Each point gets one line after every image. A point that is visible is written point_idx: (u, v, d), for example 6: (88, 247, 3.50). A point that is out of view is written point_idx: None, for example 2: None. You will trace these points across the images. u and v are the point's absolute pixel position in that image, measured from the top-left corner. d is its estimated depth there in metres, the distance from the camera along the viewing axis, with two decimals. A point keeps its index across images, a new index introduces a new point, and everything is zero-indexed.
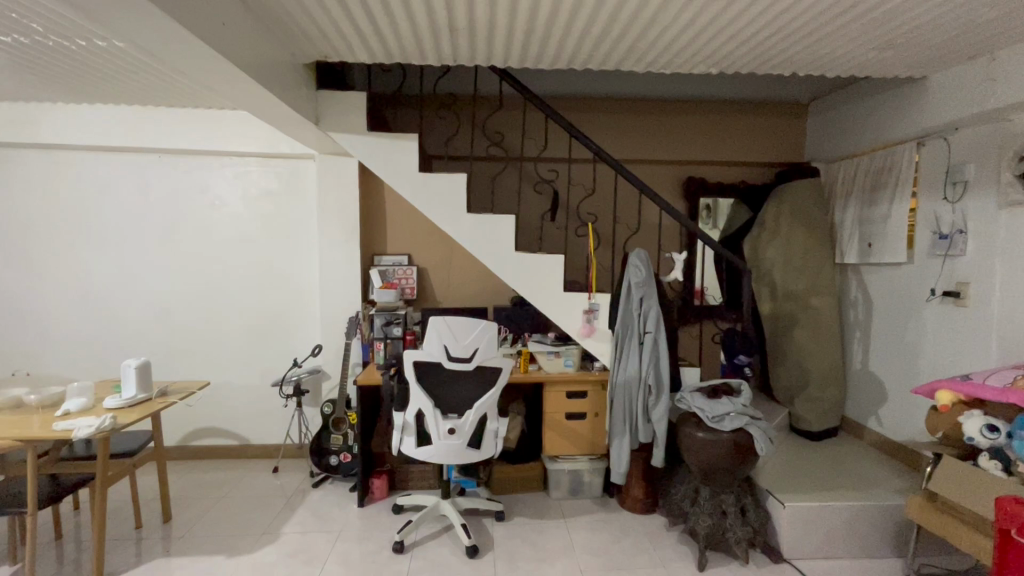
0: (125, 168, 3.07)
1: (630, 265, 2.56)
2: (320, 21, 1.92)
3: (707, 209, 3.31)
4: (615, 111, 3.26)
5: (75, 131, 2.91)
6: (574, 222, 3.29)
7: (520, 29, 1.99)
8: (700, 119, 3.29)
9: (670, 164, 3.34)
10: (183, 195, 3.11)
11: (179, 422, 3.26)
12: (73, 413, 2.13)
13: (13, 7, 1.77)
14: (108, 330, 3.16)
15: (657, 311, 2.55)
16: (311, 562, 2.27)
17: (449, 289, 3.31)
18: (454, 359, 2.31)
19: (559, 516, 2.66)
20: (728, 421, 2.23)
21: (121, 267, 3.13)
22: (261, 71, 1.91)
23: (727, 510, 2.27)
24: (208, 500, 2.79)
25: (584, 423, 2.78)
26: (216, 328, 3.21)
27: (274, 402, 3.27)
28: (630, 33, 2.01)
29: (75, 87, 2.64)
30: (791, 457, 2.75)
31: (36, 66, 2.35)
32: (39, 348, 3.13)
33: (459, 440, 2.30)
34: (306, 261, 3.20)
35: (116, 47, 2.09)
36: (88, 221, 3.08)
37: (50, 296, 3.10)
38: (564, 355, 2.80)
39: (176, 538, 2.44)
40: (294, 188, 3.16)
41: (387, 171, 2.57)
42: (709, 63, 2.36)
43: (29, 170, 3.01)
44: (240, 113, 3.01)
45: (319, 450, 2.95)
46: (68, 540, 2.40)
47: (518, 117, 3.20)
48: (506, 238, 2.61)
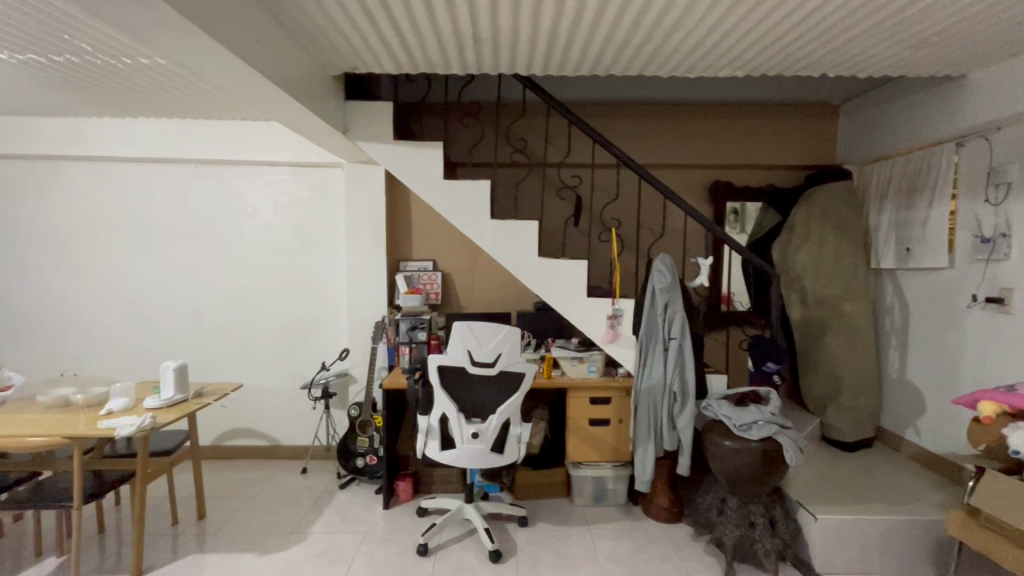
0: (164, 179, 3.21)
1: (654, 270, 2.54)
2: (348, 34, 1.98)
3: (735, 213, 3.27)
4: (639, 116, 3.24)
5: (120, 145, 3.08)
6: (597, 229, 3.28)
7: (543, 36, 2.02)
8: (726, 123, 3.25)
9: (695, 168, 3.30)
10: (218, 203, 3.24)
11: (212, 423, 3.37)
12: (116, 412, 2.24)
13: (65, 29, 1.89)
14: (148, 334, 3.30)
15: (682, 317, 2.53)
16: (339, 562, 2.32)
17: (472, 294, 3.33)
18: (477, 363, 2.33)
19: (583, 523, 2.65)
20: (756, 430, 2.20)
21: (160, 271, 3.26)
22: (292, 84, 1.99)
23: (755, 521, 2.23)
24: (240, 498, 2.87)
25: (608, 429, 2.76)
26: (248, 332, 3.31)
27: (303, 405, 3.36)
28: (654, 37, 2.01)
29: (119, 103, 2.78)
30: (822, 467, 2.68)
31: (83, 84, 2.49)
32: (85, 350, 3.29)
33: (482, 445, 2.31)
34: (334, 267, 3.28)
35: (158, 65, 2.21)
36: (130, 228, 3.23)
37: (95, 300, 3.27)
38: (588, 361, 2.77)
39: (210, 535, 2.53)
40: (322, 196, 3.25)
41: (412, 178, 2.62)
42: (734, 66, 2.34)
43: (77, 182, 3.19)
44: (271, 125, 3.12)
45: (346, 452, 3.02)
46: (110, 533, 2.52)
47: (541, 123, 3.21)
48: (530, 243, 2.63)
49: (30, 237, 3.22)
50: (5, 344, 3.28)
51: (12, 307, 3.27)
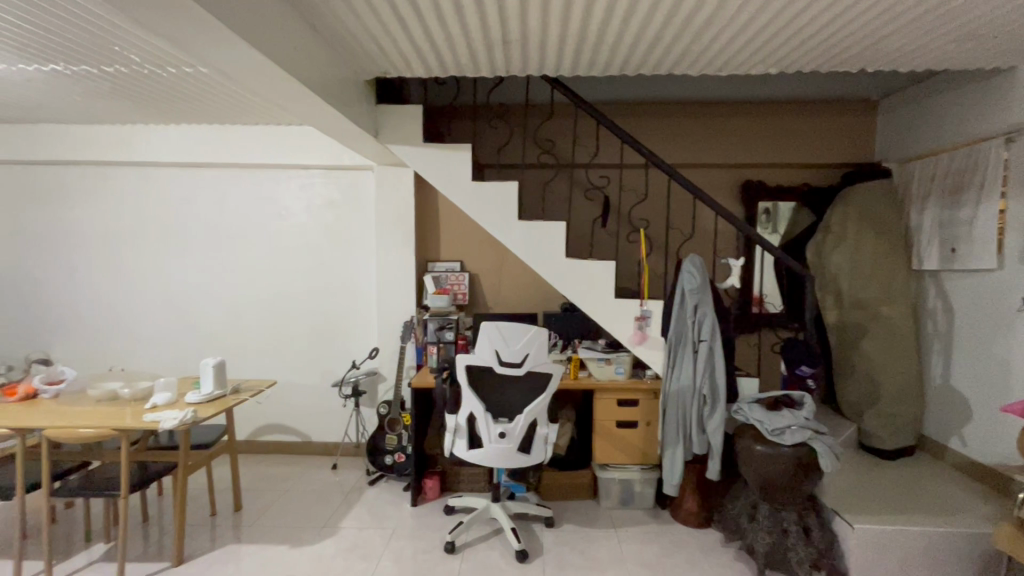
0: (203, 183, 3.34)
1: (683, 272, 2.52)
2: (380, 40, 2.03)
3: (767, 213, 3.19)
4: (668, 115, 3.20)
5: (163, 150, 3.22)
6: (626, 228, 3.26)
7: (572, 37, 2.02)
8: (758, 121, 3.19)
9: (726, 167, 3.23)
10: (254, 206, 3.35)
11: (247, 418, 3.48)
12: (160, 407, 2.34)
13: (116, 41, 1.99)
14: (187, 332, 3.43)
15: (712, 319, 2.49)
16: (369, 557, 2.36)
17: (499, 295, 3.35)
18: (505, 363, 2.34)
19: (610, 526, 2.63)
20: (789, 434, 2.15)
21: (199, 272, 3.39)
22: (326, 90, 2.04)
23: (788, 528, 2.18)
24: (274, 492, 2.96)
25: (636, 432, 2.74)
26: (281, 331, 3.41)
27: (334, 402, 3.44)
28: (684, 36, 2.00)
29: (164, 111, 2.91)
30: (859, 475, 2.59)
31: (131, 93, 2.61)
32: (131, 346, 3.45)
33: (509, 444, 2.32)
34: (364, 267, 3.35)
35: (201, 73, 2.30)
36: (172, 230, 3.37)
37: (139, 299, 3.42)
38: (615, 363, 2.75)
39: (245, 526, 2.61)
40: (353, 198, 3.32)
41: (441, 179, 2.66)
42: (768, 64, 2.30)
43: (124, 186, 3.35)
44: (305, 129, 3.20)
45: (375, 449, 3.07)
46: (153, 522, 2.63)
47: (569, 124, 3.21)
48: (558, 245, 2.63)
49: (81, 238, 3.39)
50: (58, 341, 3.47)
51: (64, 305, 3.45)
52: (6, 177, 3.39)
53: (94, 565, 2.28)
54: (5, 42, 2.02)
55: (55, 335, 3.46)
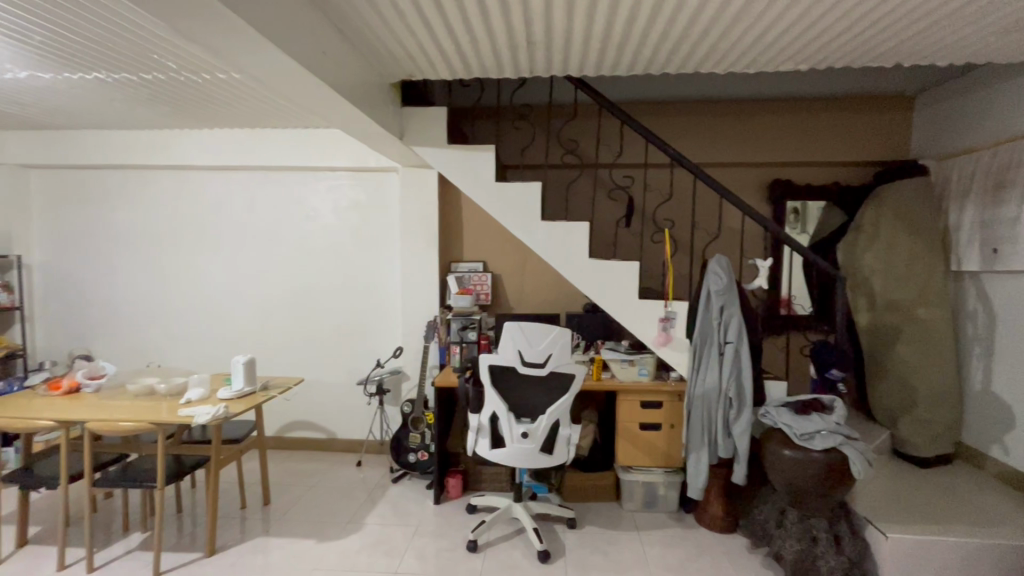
0: (235, 186, 3.44)
1: (709, 272, 2.49)
2: (406, 43, 2.06)
3: (795, 213, 3.13)
4: (695, 113, 3.16)
5: (197, 154, 3.32)
6: (650, 229, 3.23)
7: (597, 38, 2.02)
8: (787, 119, 3.12)
9: (753, 166, 3.18)
10: (283, 208, 3.43)
11: (275, 415, 3.57)
12: (194, 402, 2.42)
13: (154, 49, 2.07)
14: (219, 329, 3.54)
15: (739, 321, 2.45)
16: (393, 553, 2.40)
17: (521, 295, 3.35)
18: (528, 364, 2.35)
19: (633, 529, 2.61)
20: (819, 440, 2.11)
21: (230, 272, 3.49)
22: (354, 93, 2.08)
23: (818, 536, 2.13)
24: (301, 488, 3.02)
25: (659, 434, 2.72)
26: (309, 330, 3.48)
27: (359, 400, 3.49)
28: (711, 34, 1.98)
29: (198, 116, 3.01)
30: (892, 483, 2.51)
31: (168, 99, 2.70)
32: (165, 343, 3.57)
33: (531, 445, 2.32)
34: (389, 267, 3.40)
35: (234, 79, 2.37)
36: (205, 231, 3.48)
37: (174, 297, 3.54)
38: (638, 364, 2.73)
39: (274, 520, 2.68)
40: (378, 200, 3.38)
41: (465, 181, 2.68)
42: (797, 60, 2.25)
43: (161, 189, 3.48)
44: (332, 132, 3.26)
45: (399, 447, 3.11)
46: (186, 514, 2.72)
47: (593, 124, 3.20)
48: (581, 245, 2.62)
49: (121, 239, 3.53)
50: (98, 338, 3.61)
51: (104, 304, 3.59)
52: (52, 182, 3.56)
53: (131, 553, 2.37)
54: (55, 53, 2.12)
55: (96, 333, 3.61)
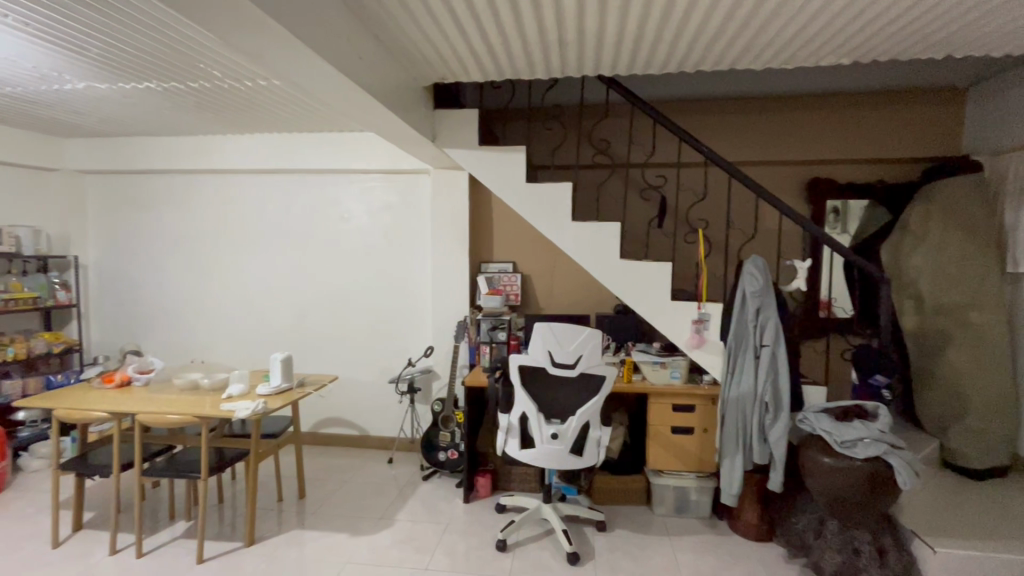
0: (273, 189, 3.56)
1: (745, 274, 2.43)
2: (439, 46, 2.09)
3: (835, 212, 3.03)
4: (729, 111, 3.09)
5: (238, 158, 3.45)
6: (683, 229, 3.18)
7: (630, 36, 2.00)
8: (828, 115, 3.02)
9: (792, 165, 3.08)
10: (319, 210, 3.53)
11: (310, 411, 3.67)
12: (235, 397, 2.51)
13: (201, 58, 2.16)
14: (257, 327, 3.66)
15: (775, 323, 2.38)
16: (423, 550, 2.43)
17: (551, 296, 3.35)
18: (558, 365, 2.34)
19: (663, 534, 2.57)
20: (861, 448, 2.03)
21: (269, 272, 3.61)
22: (388, 96, 2.12)
23: (860, 548, 2.05)
24: (335, 483, 3.10)
25: (692, 438, 2.66)
26: (343, 328, 3.57)
27: (390, 398, 3.56)
28: (748, 30, 1.94)
29: (240, 121, 3.12)
30: (941, 494, 2.39)
31: (212, 106, 2.81)
32: (208, 340, 3.72)
33: (560, 446, 2.32)
34: (420, 268, 3.45)
35: (274, 85, 2.46)
36: (245, 232, 3.61)
37: (216, 296, 3.68)
38: (670, 366, 2.70)
39: (309, 513, 2.75)
40: (411, 201, 3.44)
41: (496, 182, 2.70)
42: (839, 54, 2.18)
43: (205, 193, 3.63)
44: (366, 135, 3.33)
45: (429, 445, 3.15)
46: (227, 505, 2.82)
47: (624, 123, 3.16)
48: (612, 246, 2.60)
49: (168, 240, 3.70)
50: (147, 334, 3.80)
51: (152, 302, 3.77)
52: (107, 186, 3.77)
53: (177, 541, 2.48)
54: (110, 64, 2.24)
55: (145, 330, 3.80)
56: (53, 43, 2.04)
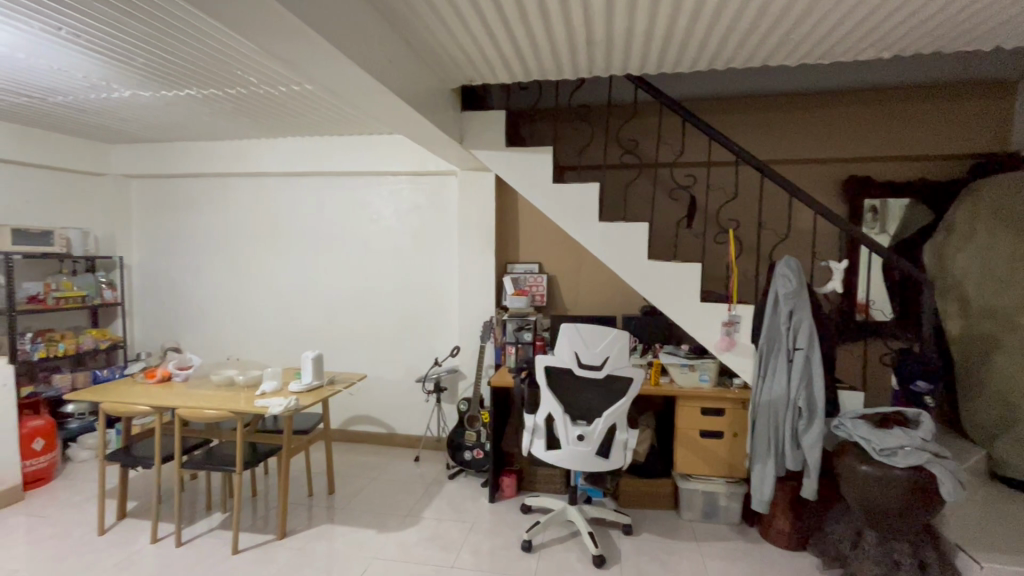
0: (305, 191, 3.65)
1: (777, 275, 2.37)
2: (467, 49, 2.11)
3: (873, 212, 2.91)
4: (761, 108, 3.01)
5: (272, 162, 3.55)
6: (713, 230, 3.12)
7: (659, 34, 1.98)
8: (866, 111, 2.92)
9: (827, 162, 2.99)
10: (349, 211, 3.60)
11: (340, 408, 3.74)
12: (268, 394, 2.58)
13: (238, 65, 2.23)
14: (290, 326, 3.76)
15: (810, 326, 2.31)
16: (449, 548, 2.45)
17: (577, 296, 3.33)
18: (584, 366, 2.33)
19: (692, 539, 2.52)
20: (902, 456, 1.96)
21: (301, 272, 3.70)
22: (417, 99, 2.16)
23: (901, 561, 1.99)
24: (363, 479, 3.15)
25: (720, 442, 2.62)
26: (372, 328, 3.63)
27: (417, 397, 3.60)
28: (782, 26, 1.89)
29: (274, 125, 3.21)
30: (988, 507, 2.28)
31: (249, 111, 2.90)
32: (243, 338, 3.84)
33: (587, 448, 2.30)
34: (447, 268, 3.49)
35: (307, 90, 2.52)
36: (278, 233, 3.71)
37: (250, 295, 3.80)
38: (699, 369, 2.66)
39: (337, 509, 2.81)
40: (438, 202, 3.48)
41: (523, 183, 2.70)
42: (879, 48, 2.10)
43: (241, 195, 3.76)
44: (395, 138, 3.38)
45: (455, 445, 3.17)
46: (260, 498, 2.91)
47: (653, 122, 3.13)
48: (640, 246, 2.58)
49: (206, 241, 3.84)
50: (186, 331, 3.94)
51: (191, 301, 3.91)
52: (151, 190, 3.94)
53: (213, 532, 2.57)
54: (154, 73, 2.34)
55: (185, 327, 3.95)
56: (101, 54, 2.14)
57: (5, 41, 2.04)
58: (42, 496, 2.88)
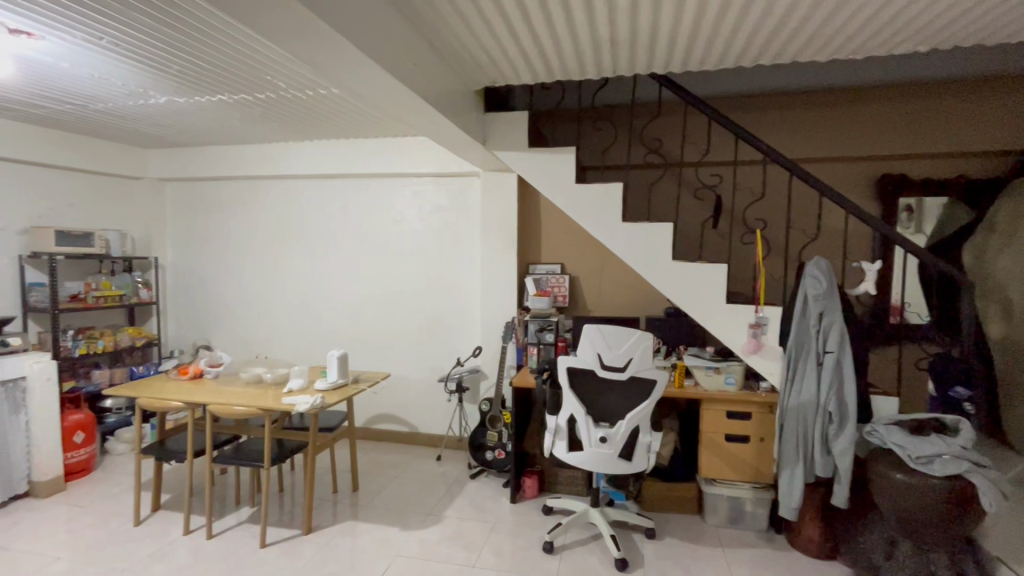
0: (332, 193, 3.72)
1: (806, 276, 2.31)
2: (491, 51, 2.12)
3: (909, 210, 2.82)
4: (790, 106, 2.95)
5: (300, 164, 3.63)
6: (739, 230, 3.06)
7: (685, 32, 1.96)
8: (901, 107, 2.82)
9: (860, 160, 2.90)
10: (374, 213, 3.65)
11: (364, 407, 3.80)
12: (296, 391, 2.64)
13: (268, 70, 2.29)
14: (316, 325, 3.83)
15: (840, 329, 2.25)
16: (471, 548, 2.46)
17: (599, 297, 3.31)
18: (607, 367, 2.31)
19: (717, 545, 2.48)
20: (939, 464, 1.89)
21: (326, 272, 3.77)
22: (442, 101, 2.18)
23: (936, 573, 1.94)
24: (386, 477, 3.20)
25: (747, 447, 2.56)
26: (395, 328, 3.68)
27: (440, 396, 3.63)
28: (813, 21, 1.85)
29: (303, 129, 3.29)
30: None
31: (278, 115, 2.97)
32: (271, 337, 3.93)
33: (609, 450, 2.28)
34: (469, 269, 3.51)
35: (334, 93, 2.57)
36: (306, 234, 3.79)
37: (278, 295, 3.89)
38: (725, 372, 2.59)
39: (361, 506, 2.85)
40: (461, 203, 3.50)
41: (546, 183, 2.70)
42: (915, 42, 2.04)
43: (269, 197, 3.85)
44: (419, 140, 3.42)
45: (477, 445, 3.19)
46: (287, 494, 2.97)
47: (677, 121, 3.09)
48: (664, 246, 2.55)
49: (236, 242, 3.95)
50: (217, 330, 4.06)
51: (222, 300, 4.03)
52: (184, 193, 4.07)
53: (242, 525, 2.64)
54: (188, 79, 2.42)
55: (216, 326, 4.06)
56: (139, 61, 2.22)
57: (49, 51, 2.13)
58: (82, 487, 3.00)
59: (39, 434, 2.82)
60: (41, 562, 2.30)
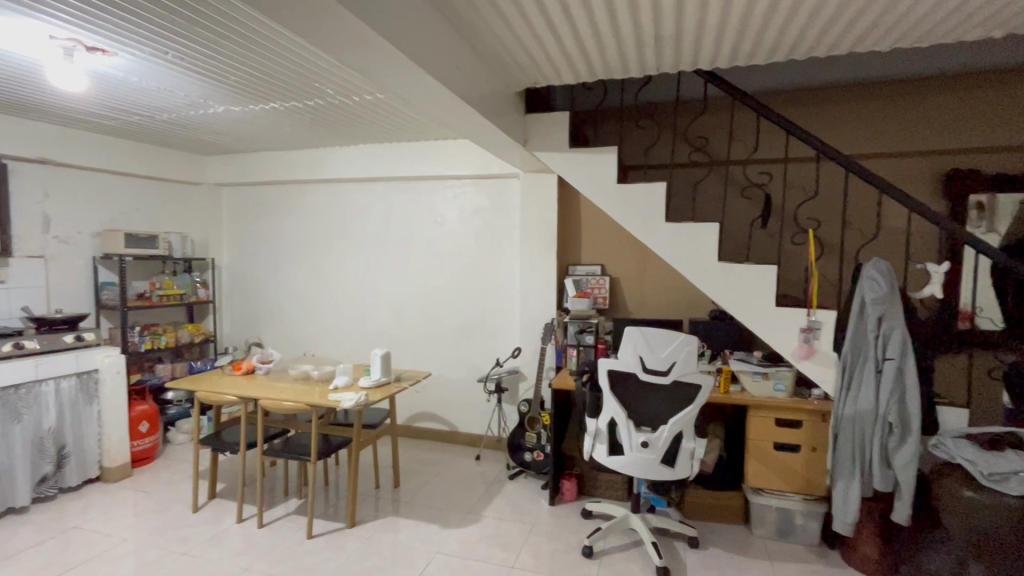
0: (376, 195, 3.82)
1: (864, 278, 2.19)
2: (533, 51, 2.12)
3: (979, 208, 2.61)
4: (845, 99, 2.81)
5: (346, 168, 3.75)
6: (790, 230, 2.93)
7: (733, 26, 1.89)
8: (971, 97, 2.63)
9: (923, 155, 2.72)
10: (416, 214, 3.73)
11: (405, 405, 3.88)
12: (341, 388, 2.72)
13: (317, 78, 2.38)
14: (360, 324, 3.94)
15: (902, 335, 2.12)
16: (510, 548, 2.46)
17: (640, 299, 3.25)
18: (649, 371, 2.26)
19: (764, 558, 2.38)
20: (1016, 482, 1.75)
21: (370, 273, 3.88)
22: (483, 103, 2.19)
23: None
24: (427, 475, 3.25)
25: (797, 457, 2.45)
26: (435, 327, 3.74)
27: (479, 396, 3.66)
28: (872, 9, 1.75)
29: (349, 134, 3.39)
30: None
31: (325, 120, 3.08)
32: (318, 336, 4.08)
33: (651, 455, 2.23)
34: (509, 269, 3.52)
35: (378, 99, 2.64)
36: (351, 235, 3.91)
37: (325, 295, 4.03)
38: (773, 378, 2.50)
39: (403, 502, 2.91)
40: (501, 204, 3.52)
41: (586, 183, 2.68)
42: (990, 26, 1.89)
43: (317, 200, 3.99)
44: (460, 143, 3.47)
45: (516, 446, 3.19)
46: (333, 487, 3.07)
47: (724, 118, 3.00)
48: (709, 247, 2.47)
49: (286, 244, 4.12)
50: (268, 328, 4.24)
51: (272, 299, 4.21)
52: (239, 197, 4.28)
53: (290, 516, 2.74)
54: (243, 89, 2.55)
55: (267, 324, 4.25)
56: (200, 73, 2.36)
57: (122, 66, 2.29)
58: (147, 474, 3.20)
59: (110, 422, 3.03)
60: (112, 542, 2.47)
